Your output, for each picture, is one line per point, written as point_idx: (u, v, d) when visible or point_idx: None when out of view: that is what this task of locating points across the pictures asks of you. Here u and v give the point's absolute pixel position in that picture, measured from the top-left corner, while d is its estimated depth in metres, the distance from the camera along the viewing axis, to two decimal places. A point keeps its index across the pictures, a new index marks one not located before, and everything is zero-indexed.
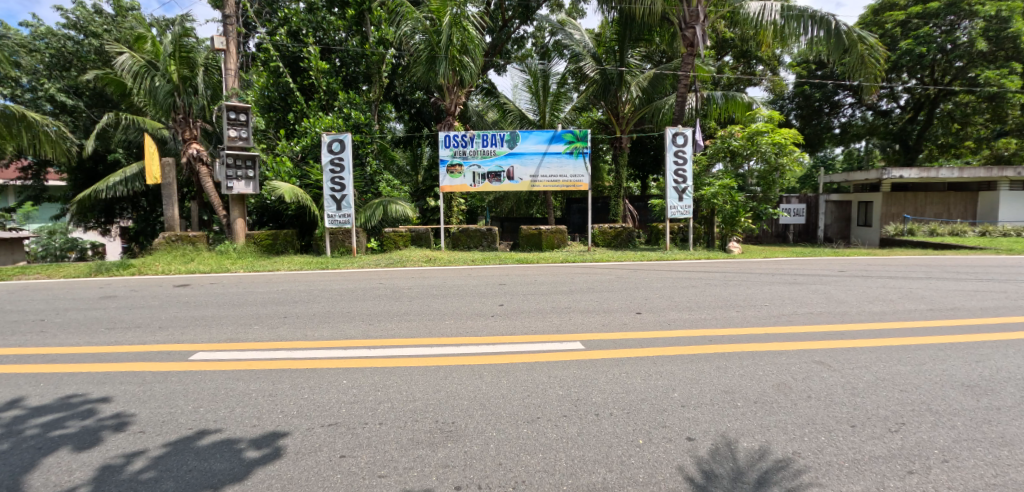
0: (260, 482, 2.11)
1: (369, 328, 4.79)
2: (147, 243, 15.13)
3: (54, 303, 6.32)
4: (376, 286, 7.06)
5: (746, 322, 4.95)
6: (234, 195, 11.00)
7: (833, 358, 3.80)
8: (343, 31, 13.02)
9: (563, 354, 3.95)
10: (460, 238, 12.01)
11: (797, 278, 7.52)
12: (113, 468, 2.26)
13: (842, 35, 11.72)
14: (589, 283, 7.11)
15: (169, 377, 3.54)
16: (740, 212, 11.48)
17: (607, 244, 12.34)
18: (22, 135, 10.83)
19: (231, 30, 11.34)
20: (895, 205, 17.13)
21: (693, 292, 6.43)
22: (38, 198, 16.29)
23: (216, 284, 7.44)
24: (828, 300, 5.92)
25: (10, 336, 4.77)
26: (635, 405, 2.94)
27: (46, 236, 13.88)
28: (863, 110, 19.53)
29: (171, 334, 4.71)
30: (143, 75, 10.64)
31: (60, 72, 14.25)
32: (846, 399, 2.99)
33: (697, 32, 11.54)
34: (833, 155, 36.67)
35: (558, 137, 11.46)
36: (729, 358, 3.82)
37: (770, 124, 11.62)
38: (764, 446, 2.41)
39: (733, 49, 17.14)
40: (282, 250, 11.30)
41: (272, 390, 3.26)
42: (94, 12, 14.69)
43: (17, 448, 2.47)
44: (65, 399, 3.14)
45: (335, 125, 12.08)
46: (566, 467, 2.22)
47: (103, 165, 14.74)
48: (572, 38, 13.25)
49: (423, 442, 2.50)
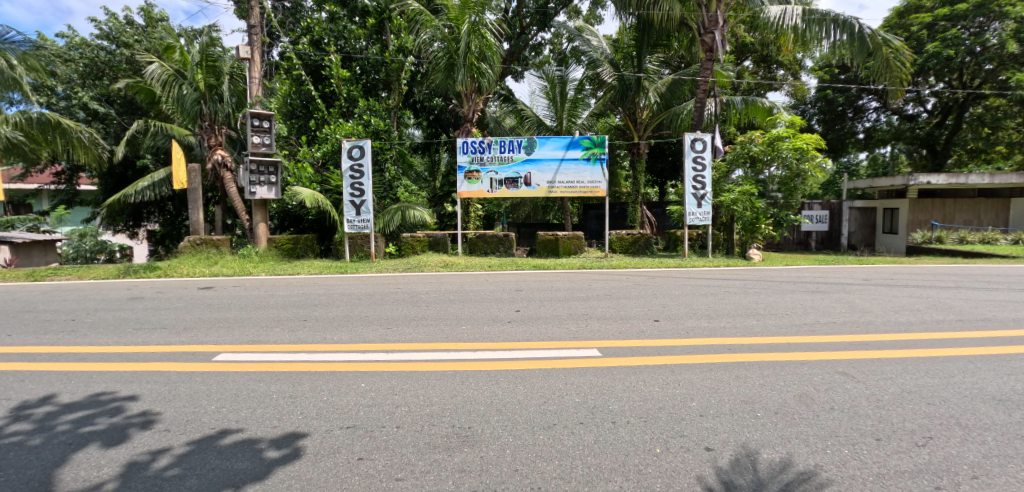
0: (280, 482, 2.15)
1: (386, 332, 4.82)
2: (172, 246, 15.50)
3: (85, 303, 6.55)
4: (394, 290, 7.13)
5: (768, 332, 4.82)
6: (257, 200, 11.25)
7: (857, 369, 3.71)
8: (363, 40, 13.22)
9: (579, 361, 3.92)
10: (477, 243, 12.05)
11: (819, 286, 7.35)
12: (138, 465, 2.32)
13: (866, 38, 11.44)
14: (606, 290, 7.05)
15: (193, 377, 3.63)
16: (760, 219, 11.41)
17: (624, 251, 12.29)
18: (56, 141, 11.48)
19: (256, 41, 11.64)
20: (923, 213, 16.53)
21: (712, 300, 6.33)
22: (70, 202, 16.87)
23: (237, 288, 7.58)
24: (851, 309, 5.77)
25: (43, 334, 4.95)
26: (652, 413, 2.90)
27: (77, 238, 14.53)
28: (888, 114, 18.95)
29: (195, 336, 4.82)
30: (171, 84, 10.97)
31: (93, 81, 14.80)
32: (871, 411, 2.90)
33: (716, 37, 11.44)
34: (857, 162, 35.45)
35: (575, 143, 11.44)
36: (748, 368, 3.75)
37: (791, 129, 11.39)
38: (785, 458, 2.36)
39: (753, 54, 16.95)
40: (302, 254, 11.51)
41: (292, 392, 3.32)
42: (126, 23, 15.20)
43: (49, 444, 2.56)
44: (94, 397, 3.24)
45: (355, 131, 12.37)
46: (582, 475, 2.20)
47: (132, 171, 15.23)
48: (590, 44, 13.19)
49: (440, 446, 2.51)
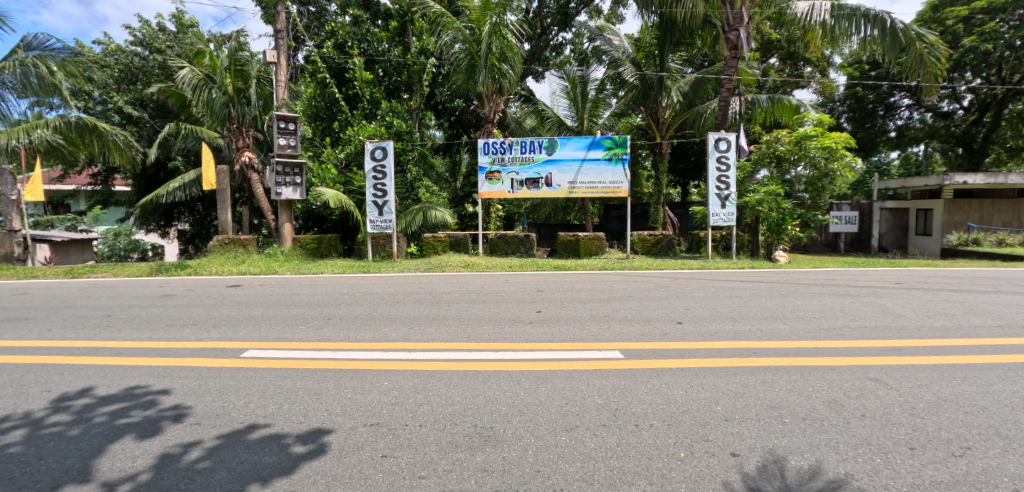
0: (306, 477, 2.19)
1: (408, 331, 4.87)
2: (201, 245, 15.99)
3: (120, 300, 6.81)
4: (416, 290, 7.20)
5: (796, 336, 4.69)
6: (282, 200, 11.50)
7: (889, 375, 3.58)
8: (386, 42, 13.38)
9: (600, 363, 3.88)
10: (497, 244, 12.05)
11: (848, 289, 7.13)
12: (170, 457, 2.40)
13: (898, 33, 11.05)
14: (627, 291, 6.97)
15: (222, 373, 3.73)
16: (786, 220, 11.14)
17: (646, 252, 12.15)
18: (93, 143, 12.00)
19: (282, 45, 11.91)
20: (959, 214, 15.88)
21: (736, 302, 6.20)
22: (105, 202, 17.54)
23: (264, 286, 7.76)
24: (883, 314, 5.58)
25: (81, 329, 5.17)
26: (676, 417, 2.86)
27: (112, 237, 15.11)
28: (921, 111, 18.27)
29: (224, 332, 4.96)
30: (201, 87, 11.32)
31: (127, 86, 15.36)
32: (905, 419, 2.80)
33: (741, 35, 11.23)
34: (888, 161, 34.23)
35: (596, 143, 11.36)
36: (775, 372, 3.66)
37: (819, 128, 11.10)
38: (814, 465, 2.29)
39: (778, 51, 16.58)
40: (326, 254, 11.73)
41: (317, 388, 3.38)
42: (159, 30, 15.73)
43: (87, 434, 2.67)
44: (129, 390, 3.36)
45: (378, 133, 12.56)
46: (605, 478, 2.18)
47: (163, 172, 15.76)
48: (612, 44, 13.04)
49: (462, 445, 2.53)
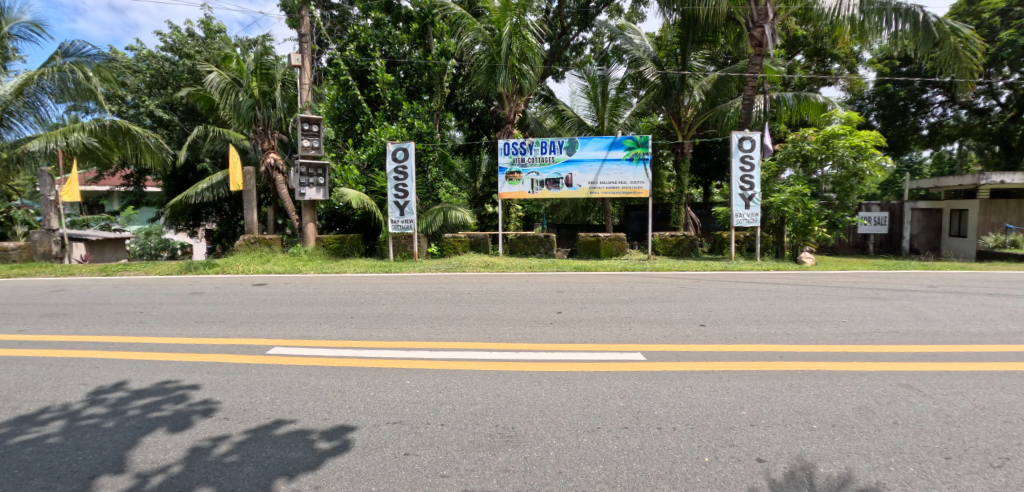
0: (331, 473, 2.23)
1: (430, 331, 4.92)
2: (228, 244, 16.42)
3: (152, 297, 7.05)
4: (437, 290, 7.27)
5: (824, 340, 4.57)
6: (306, 201, 11.73)
7: (923, 382, 3.46)
8: (407, 44, 13.54)
9: (622, 365, 3.85)
10: (517, 244, 12.07)
11: (879, 292, 6.91)
12: (201, 451, 2.47)
13: (931, 27, 10.70)
14: (649, 293, 6.90)
15: (249, 369, 3.83)
16: (813, 221, 10.86)
17: (667, 253, 12.01)
18: (126, 146, 12.46)
19: (306, 48, 12.15)
20: (996, 215, 15.26)
21: (762, 305, 6.08)
22: (137, 203, 18.16)
23: (288, 285, 7.92)
24: (916, 318, 5.39)
25: (115, 325, 5.37)
26: (700, 421, 2.82)
27: (143, 236, 15.64)
28: (955, 108, 17.61)
29: (251, 330, 5.09)
30: (229, 91, 11.64)
31: (158, 90, 15.88)
32: (940, 427, 2.70)
33: (766, 31, 10.99)
34: (920, 160, 33.08)
35: (617, 143, 11.27)
36: (803, 377, 3.58)
37: (847, 126, 10.79)
38: (844, 473, 2.23)
39: (804, 47, 16.20)
40: (348, 253, 11.92)
41: (341, 386, 3.44)
42: (188, 35, 16.23)
43: (122, 427, 2.77)
44: (161, 385, 3.48)
45: (399, 134, 12.71)
46: (628, 481, 2.17)
47: (192, 174, 16.24)
48: (632, 43, 12.95)
49: (484, 445, 2.54)
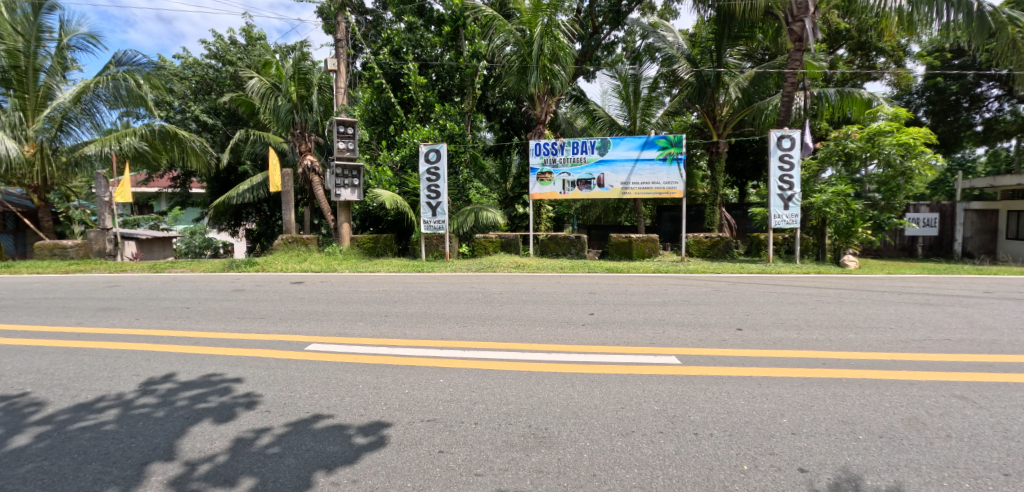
0: (368, 467, 2.29)
1: (462, 330, 4.97)
2: (267, 243, 17.04)
3: (197, 293, 7.41)
4: (468, 290, 7.34)
5: (870, 347, 4.37)
6: (342, 201, 12.06)
7: (979, 393, 3.26)
8: (439, 47, 13.78)
9: (656, 369, 3.80)
10: (548, 245, 12.06)
11: (930, 298, 6.56)
12: (245, 442, 2.58)
13: (987, 16, 10.10)
14: (683, 295, 6.77)
15: (289, 364, 3.97)
16: (857, 223, 10.40)
17: (702, 254, 11.73)
18: (174, 148, 13.11)
19: (342, 53, 12.48)
20: None
21: (803, 309, 5.87)
22: (183, 203, 19.09)
23: (324, 283, 8.17)
24: (972, 326, 5.08)
25: (165, 320, 5.67)
26: (738, 427, 2.75)
27: (188, 236, 16.55)
28: (1014, 102, 16.53)
29: (289, 326, 5.28)
30: (268, 96, 12.12)
31: (203, 96, 16.62)
32: (999, 442, 2.55)
33: (806, 25, 10.59)
34: (974, 158, 31.17)
35: (650, 143, 11.10)
36: (847, 385, 3.44)
37: (894, 123, 10.26)
38: (892, 486, 2.13)
39: (847, 41, 15.55)
40: (381, 253, 12.18)
41: (376, 383, 3.52)
42: (230, 43, 16.94)
43: (172, 416, 2.92)
44: (207, 377, 3.65)
45: (431, 136, 12.93)
46: (663, 486, 2.14)
47: (234, 175, 16.95)
48: (665, 41, 12.68)
49: (517, 445, 2.55)
